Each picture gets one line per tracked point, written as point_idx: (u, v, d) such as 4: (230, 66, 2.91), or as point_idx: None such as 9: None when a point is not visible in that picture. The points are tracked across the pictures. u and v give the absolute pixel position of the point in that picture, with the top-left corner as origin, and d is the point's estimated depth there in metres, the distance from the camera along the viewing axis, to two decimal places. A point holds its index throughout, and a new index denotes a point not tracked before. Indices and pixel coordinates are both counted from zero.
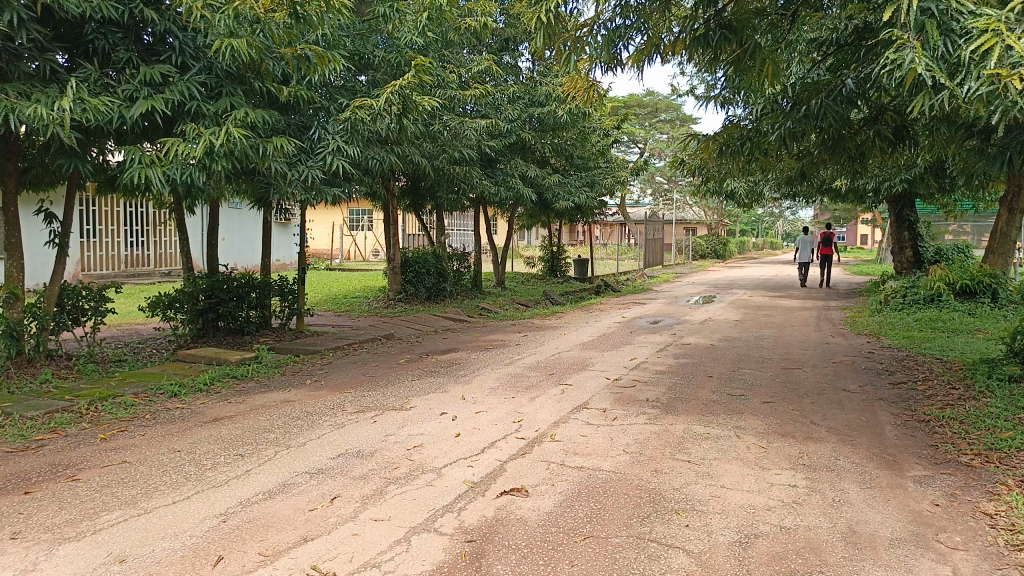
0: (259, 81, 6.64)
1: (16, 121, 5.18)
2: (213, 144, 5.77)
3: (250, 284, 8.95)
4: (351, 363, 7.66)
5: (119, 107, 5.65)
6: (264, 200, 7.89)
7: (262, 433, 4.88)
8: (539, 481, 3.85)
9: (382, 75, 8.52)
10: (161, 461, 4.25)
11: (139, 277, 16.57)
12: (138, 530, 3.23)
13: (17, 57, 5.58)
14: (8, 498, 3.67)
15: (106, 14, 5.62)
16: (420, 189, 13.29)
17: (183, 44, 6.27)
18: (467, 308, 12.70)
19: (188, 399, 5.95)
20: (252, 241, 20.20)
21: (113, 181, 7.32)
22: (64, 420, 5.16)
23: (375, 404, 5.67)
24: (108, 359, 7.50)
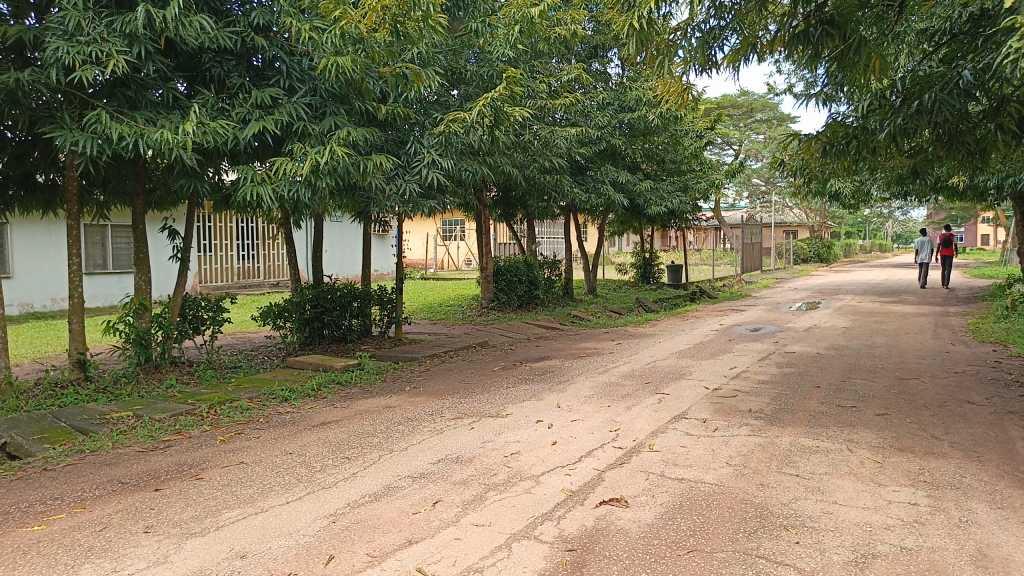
0: (359, 100, 6.93)
1: (144, 146, 5.62)
2: (318, 162, 6.05)
3: (352, 294, 9.29)
4: (448, 370, 7.83)
5: (234, 129, 6.03)
6: (364, 214, 8.19)
7: (367, 437, 5.07)
8: (639, 492, 3.81)
9: (474, 89, 8.66)
10: (274, 463, 4.49)
11: (250, 289, 17.58)
12: (255, 528, 3.43)
13: (144, 87, 6.05)
14: (141, 494, 3.96)
15: (221, 43, 6.02)
16: (512, 198, 13.45)
17: (290, 68, 6.63)
18: (559, 316, 12.76)
19: (298, 403, 6.25)
20: (353, 252, 20.96)
21: (228, 199, 7.79)
22: (188, 422, 5.53)
23: (472, 411, 5.77)
24: (225, 366, 7.98)
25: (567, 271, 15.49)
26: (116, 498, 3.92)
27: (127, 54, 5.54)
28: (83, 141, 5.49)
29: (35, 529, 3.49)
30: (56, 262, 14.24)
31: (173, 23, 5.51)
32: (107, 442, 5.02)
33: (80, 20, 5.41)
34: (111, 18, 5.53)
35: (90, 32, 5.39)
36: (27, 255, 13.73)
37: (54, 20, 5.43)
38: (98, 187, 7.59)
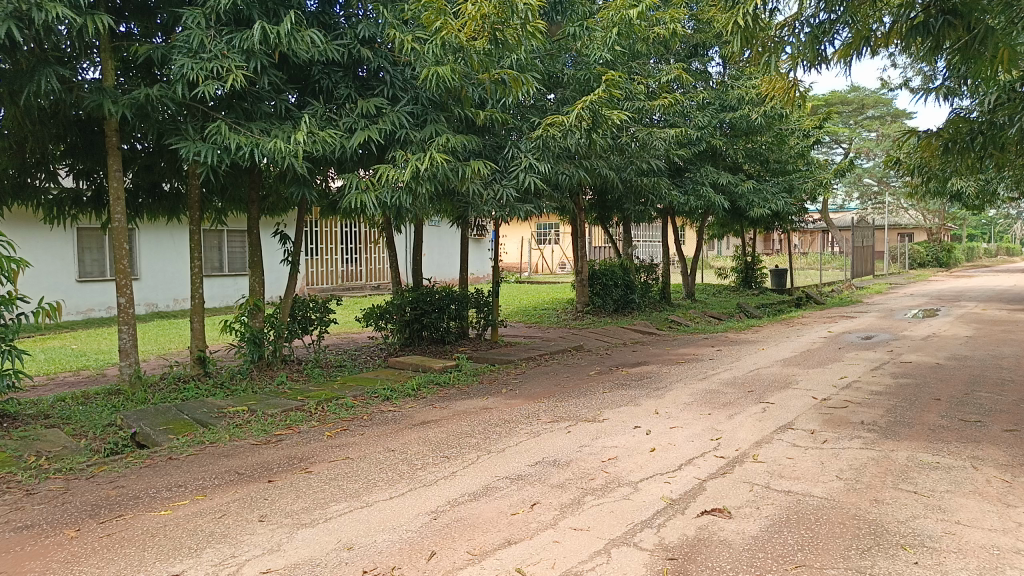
0: (459, 107, 7.07)
1: (259, 155, 5.95)
2: (419, 169, 6.20)
3: (450, 297, 9.47)
4: (544, 374, 7.84)
5: (341, 138, 6.28)
6: (462, 218, 8.35)
7: (466, 437, 5.17)
8: (743, 503, 3.70)
9: (571, 92, 8.63)
10: (378, 459, 4.64)
11: (353, 291, 18.27)
12: (361, 521, 3.56)
13: (259, 99, 6.41)
14: (255, 485, 4.19)
15: (329, 56, 6.30)
16: (608, 201, 13.35)
17: (394, 77, 6.84)
18: (657, 321, 12.55)
19: (399, 402, 6.44)
20: (450, 256, 21.38)
21: (334, 205, 8.11)
22: (298, 418, 5.80)
23: (569, 415, 5.77)
24: (330, 365, 8.32)
25: (664, 275, 15.22)
26: (233, 487, 4.16)
27: (245, 69, 5.88)
28: (204, 151, 5.87)
29: (162, 513, 3.75)
30: (179, 265, 15.27)
31: (286, 38, 5.81)
32: (225, 434, 5.35)
33: (203, 38, 5.78)
34: (231, 36, 5.88)
35: (212, 49, 5.75)
36: (153, 258, 14.79)
37: (180, 38, 5.84)
38: (217, 195, 8.08)
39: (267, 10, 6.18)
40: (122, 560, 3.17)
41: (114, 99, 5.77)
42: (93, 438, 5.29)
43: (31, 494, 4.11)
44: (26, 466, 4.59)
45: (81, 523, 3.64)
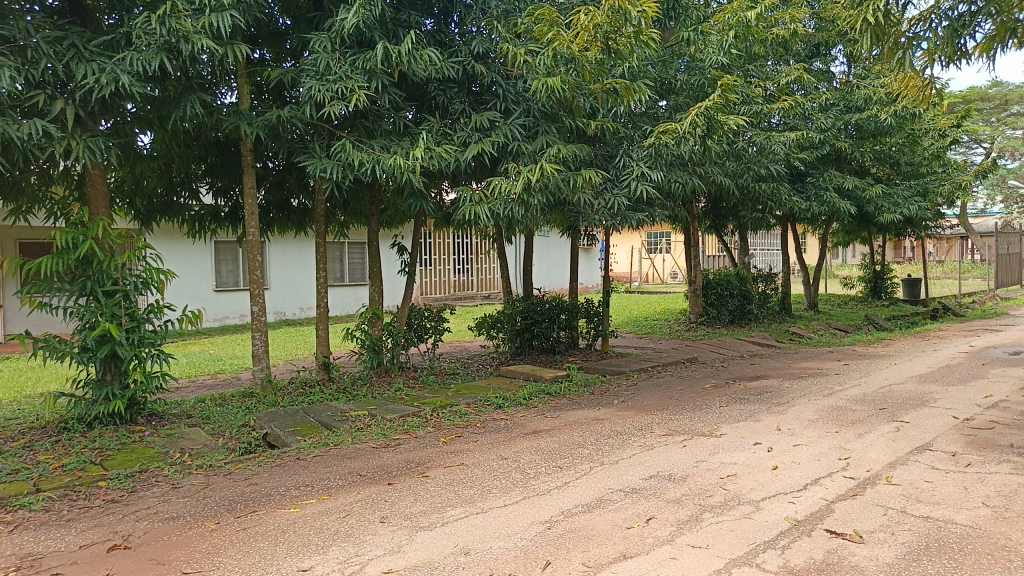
0: (570, 118, 7.09)
1: (380, 171, 6.20)
2: (531, 180, 6.25)
3: (560, 307, 9.48)
4: (657, 386, 7.68)
5: (456, 152, 6.44)
6: (573, 227, 8.36)
7: (579, 447, 5.15)
8: (876, 528, 3.48)
9: (684, 98, 8.46)
10: (492, 467, 4.71)
11: (465, 300, 18.64)
12: (477, 527, 3.62)
13: (380, 117, 6.69)
14: (376, 487, 4.36)
15: (446, 73, 6.50)
16: (722, 208, 12.96)
17: (506, 91, 6.97)
18: (776, 333, 12.04)
19: (510, 411, 6.50)
20: (560, 266, 21.42)
21: (448, 216, 8.33)
22: (414, 424, 5.98)
23: (684, 429, 5.63)
24: (444, 372, 8.53)
25: (784, 285, 14.57)
26: (356, 489, 4.34)
27: (367, 88, 6.16)
28: (330, 168, 6.20)
29: (291, 511, 3.97)
30: (304, 275, 16.15)
31: (406, 57, 6.05)
32: (347, 437, 5.60)
33: (330, 61, 6.11)
34: (355, 57, 6.18)
35: (337, 71, 6.07)
36: (282, 269, 15.72)
37: (309, 62, 6.18)
38: (340, 209, 8.48)
39: (387, 31, 6.46)
40: (256, 553, 3.37)
41: (250, 121, 6.21)
42: (230, 438, 5.67)
43: (177, 488, 4.46)
44: (172, 461, 4.99)
45: (220, 516, 3.91)
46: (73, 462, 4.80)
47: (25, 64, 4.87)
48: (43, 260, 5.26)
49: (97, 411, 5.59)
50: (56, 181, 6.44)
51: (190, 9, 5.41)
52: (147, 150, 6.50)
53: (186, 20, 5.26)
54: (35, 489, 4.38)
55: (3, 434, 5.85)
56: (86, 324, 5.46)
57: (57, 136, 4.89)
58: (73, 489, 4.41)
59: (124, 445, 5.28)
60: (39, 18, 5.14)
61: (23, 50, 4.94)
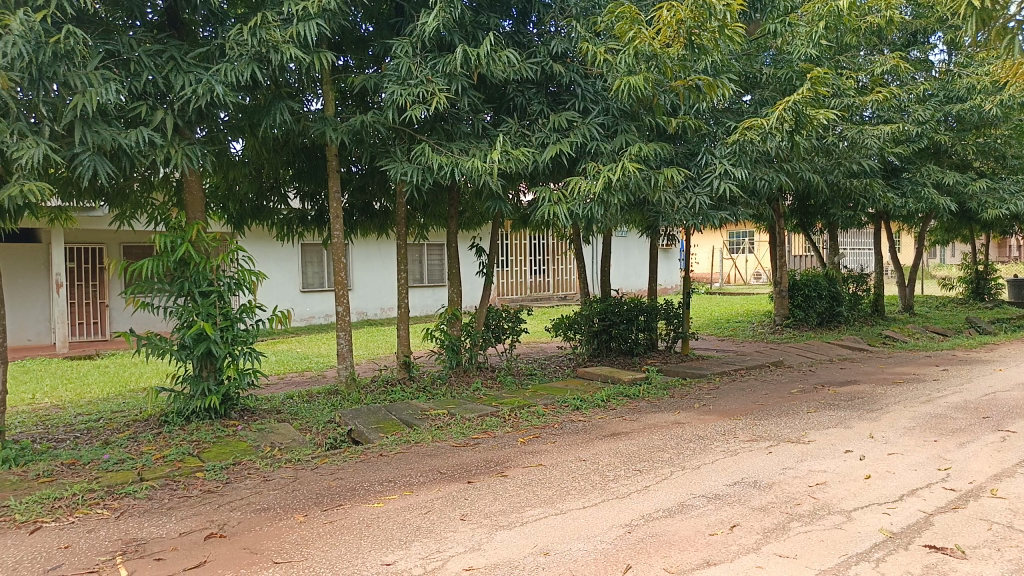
0: (650, 116, 6.99)
1: (460, 173, 6.28)
2: (611, 179, 6.19)
3: (639, 308, 9.35)
4: (740, 390, 7.47)
5: (535, 154, 6.45)
6: (653, 227, 8.25)
7: (659, 451, 5.08)
8: (980, 543, 3.28)
9: (770, 93, 8.21)
10: (570, 468, 4.70)
11: (542, 301, 18.67)
12: (556, 528, 3.62)
13: (459, 120, 6.78)
14: (456, 484, 4.42)
15: (525, 74, 6.53)
16: (810, 206, 12.50)
17: (585, 90, 6.94)
18: (867, 336, 11.53)
19: (588, 413, 6.46)
20: (639, 266, 21.17)
21: (526, 217, 8.36)
22: (493, 423, 6.03)
23: (769, 434, 5.47)
24: (522, 373, 8.57)
25: (877, 287, 13.91)
26: (437, 486, 4.41)
27: (447, 91, 6.26)
28: (411, 171, 6.33)
29: (375, 505, 4.07)
30: (386, 276, 16.54)
31: (485, 60, 6.12)
32: (428, 435, 5.69)
33: (411, 66, 6.22)
34: (435, 61, 6.29)
35: (418, 76, 6.18)
36: (364, 270, 16.15)
37: (391, 67, 6.32)
38: (421, 211, 8.64)
39: (467, 34, 6.54)
40: (342, 546, 3.48)
41: (335, 127, 6.41)
42: (316, 433, 5.87)
43: (267, 480, 4.65)
44: (263, 455, 5.20)
45: (308, 509, 4.05)
46: (173, 454, 5.08)
47: (129, 77, 5.18)
48: (146, 263, 5.59)
49: (194, 406, 5.89)
50: (157, 187, 6.83)
51: (279, 20, 5.63)
52: (239, 157, 6.80)
53: (275, 30, 5.48)
54: (139, 478, 4.66)
55: (110, 425, 6.26)
56: (183, 323, 5.76)
57: (158, 144, 5.19)
58: (173, 480, 4.67)
59: (219, 439, 5.55)
60: (141, 33, 5.44)
61: (127, 64, 5.25)
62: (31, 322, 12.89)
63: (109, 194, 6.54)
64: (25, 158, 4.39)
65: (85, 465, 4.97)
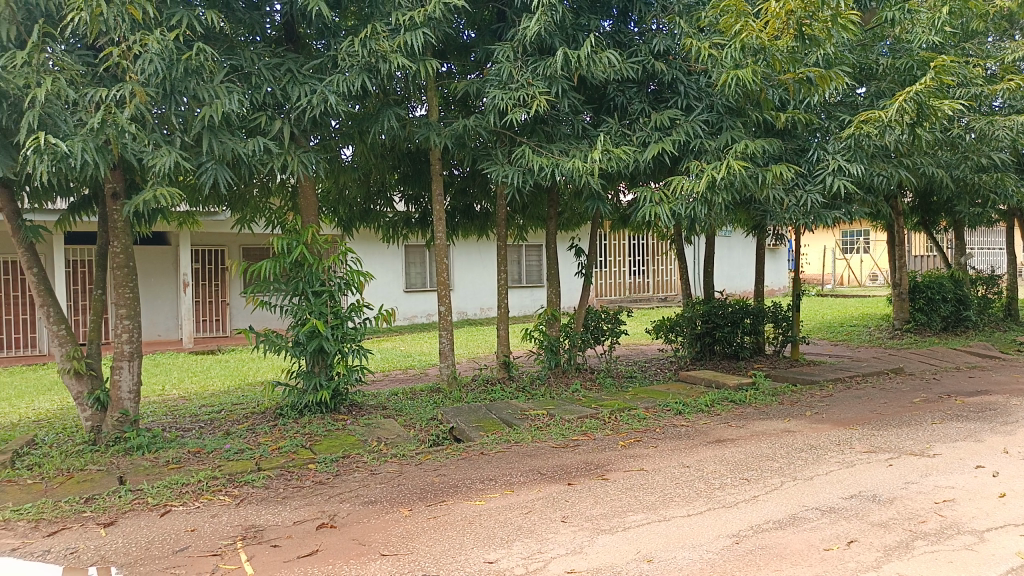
0: (757, 111, 6.73)
1: (560, 174, 6.27)
2: (715, 178, 6.00)
3: (745, 310, 9.05)
4: (855, 398, 7.08)
5: (636, 153, 6.36)
6: (760, 227, 7.96)
7: (767, 459, 4.88)
8: None
9: (888, 84, 7.75)
10: (674, 474, 4.60)
11: (641, 302, 18.41)
12: (660, 535, 3.55)
13: (559, 121, 6.78)
14: (557, 486, 4.42)
15: (626, 73, 6.44)
16: (932, 203, 11.70)
17: (688, 88, 6.77)
18: (1000, 342, 10.66)
19: (692, 418, 6.30)
20: (743, 267, 20.49)
21: (626, 218, 8.25)
22: (593, 425, 5.99)
23: (888, 446, 5.15)
24: (621, 375, 8.47)
25: (1010, 289, 12.85)
26: (537, 486, 4.42)
27: (548, 93, 6.27)
28: (511, 173, 6.39)
29: (477, 503, 4.13)
30: (486, 277, 16.77)
31: (586, 61, 6.09)
32: (527, 435, 5.72)
33: (512, 70, 6.26)
34: (536, 64, 6.31)
35: (520, 79, 6.22)
36: (465, 271, 16.44)
37: (493, 72, 6.38)
38: (520, 213, 8.69)
39: (568, 36, 6.53)
40: (446, 542, 3.55)
41: (438, 132, 6.56)
42: (420, 430, 6.02)
43: (374, 474, 4.80)
44: (370, 449, 5.38)
45: (413, 504, 4.16)
46: (288, 445, 5.34)
47: (250, 89, 5.50)
48: (264, 264, 5.89)
49: (307, 400, 6.18)
50: (274, 193, 7.20)
51: (387, 30, 5.81)
52: (348, 162, 7.08)
53: (384, 40, 5.65)
54: (257, 467, 4.93)
55: (232, 417, 6.66)
56: (298, 320, 6.03)
57: (275, 152, 5.47)
58: (287, 470, 4.91)
59: (329, 432, 5.79)
60: (261, 47, 5.75)
61: (248, 77, 5.56)
62: (161, 319, 13.91)
63: (230, 200, 6.96)
64: (158, 166, 4.71)
65: (209, 453, 5.30)
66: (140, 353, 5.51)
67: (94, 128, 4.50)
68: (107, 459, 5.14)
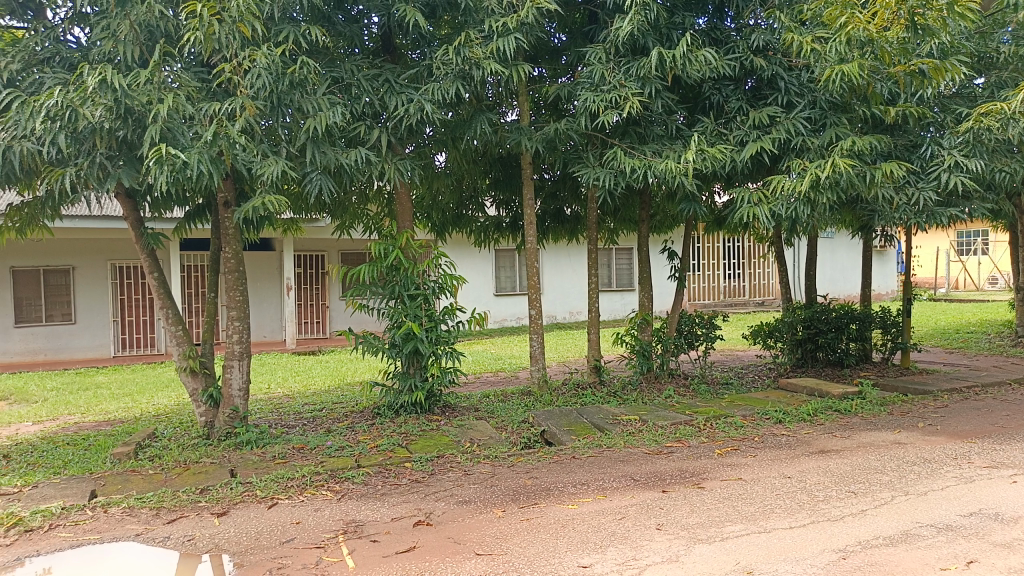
0: (864, 107, 6.40)
1: (654, 176, 6.17)
2: (819, 177, 5.75)
3: (850, 315, 8.61)
4: (975, 409, 6.60)
5: (732, 153, 6.18)
6: (866, 227, 7.57)
7: (876, 473, 4.63)
8: None
9: (1010, 73, 7.21)
10: (774, 484, 4.43)
11: (737, 307, 17.85)
12: (760, 546, 3.43)
13: (652, 122, 6.68)
14: (651, 493, 4.34)
15: (722, 71, 6.27)
16: None
17: (789, 84, 6.53)
18: None
19: (793, 427, 6.06)
20: (847, 270, 19.53)
21: (721, 219, 8.03)
22: (687, 432, 5.85)
23: (1013, 461, 4.78)
24: (717, 382, 8.24)
25: None
26: (631, 492, 4.37)
27: (641, 94, 6.19)
28: (603, 176, 6.35)
29: (570, 507, 4.12)
30: (576, 280, 16.72)
31: (681, 60, 5.97)
32: (620, 440, 5.65)
33: (604, 72, 6.23)
34: (629, 65, 6.25)
35: (612, 81, 6.17)
36: (555, 275, 16.44)
37: (585, 75, 6.37)
38: (612, 216, 8.62)
39: (661, 36, 6.43)
40: (539, 544, 3.56)
41: (529, 136, 6.59)
42: (512, 432, 6.05)
43: (468, 475, 4.87)
44: (464, 450, 5.46)
45: (506, 505, 4.19)
46: (385, 444, 5.50)
47: (351, 100, 5.71)
48: (362, 268, 6.09)
49: (403, 400, 6.35)
50: (372, 200, 7.43)
51: (481, 37, 5.89)
52: (442, 168, 7.23)
53: (477, 48, 5.72)
54: (356, 464, 5.10)
55: (333, 415, 6.92)
56: (394, 323, 6.19)
57: (374, 161, 5.65)
58: (385, 468, 5.06)
59: (424, 432, 5.92)
60: (361, 59, 5.97)
61: (349, 88, 5.77)
62: (267, 321, 14.65)
63: (331, 207, 7.24)
64: (266, 176, 4.97)
65: (312, 450, 5.52)
66: (249, 353, 5.80)
67: (208, 140, 4.79)
68: (219, 453, 5.45)
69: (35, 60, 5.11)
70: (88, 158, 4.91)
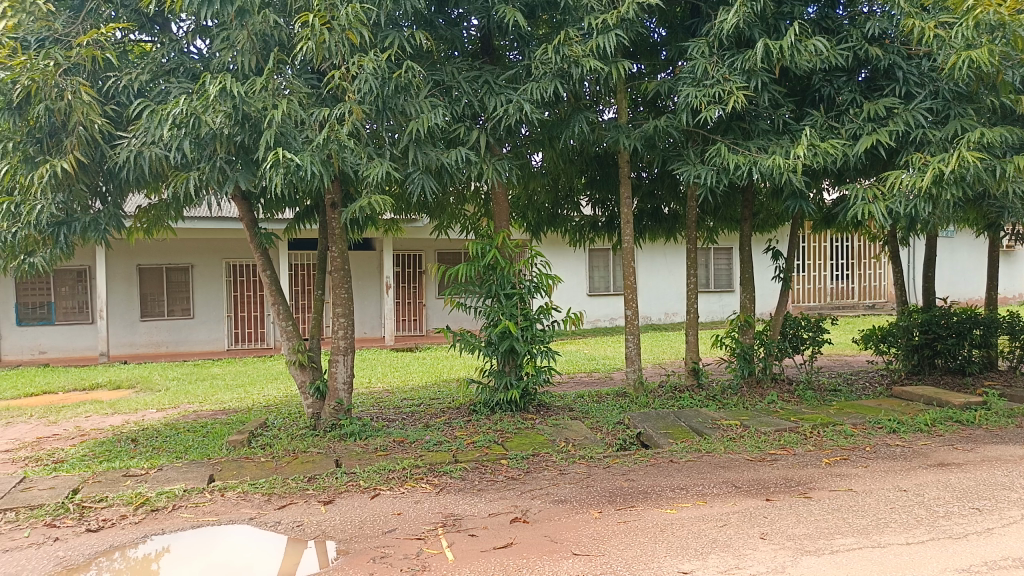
0: (993, 96, 5.91)
1: (759, 172, 5.94)
2: (943, 172, 5.36)
3: (973, 320, 8.03)
4: None
5: (845, 147, 5.88)
6: (993, 225, 7.03)
7: (1004, 489, 4.29)
8: None
9: None
10: (888, 497, 4.19)
11: (845, 310, 16.97)
12: (874, 562, 3.26)
13: (757, 116, 6.44)
14: (753, 501, 4.20)
15: (834, 62, 5.99)
16: None
17: (908, 73, 6.16)
18: None
19: (908, 437, 5.71)
20: (969, 272, 18.20)
21: (830, 217, 7.67)
22: (792, 439, 5.62)
23: None
24: (824, 388, 7.85)
25: None
26: (732, 499, 4.23)
27: (746, 88, 5.99)
28: (704, 173, 6.20)
29: (668, 511, 4.04)
30: (673, 281, 16.41)
31: (789, 51, 5.72)
32: (720, 445, 5.50)
33: (707, 66, 6.05)
34: (733, 58, 6.05)
35: (715, 75, 5.99)
36: (651, 275, 16.20)
37: (686, 70, 6.23)
38: (712, 215, 8.40)
39: (768, 27, 6.20)
40: (638, 547, 3.51)
41: (628, 134, 6.52)
42: (607, 433, 6.00)
43: (564, 474, 4.86)
44: (559, 449, 5.46)
45: (602, 506, 4.16)
46: (482, 441, 5.57)
47: (451, 102, 5.82)
48: (461, 267, 6.18)
49: (498, 398, 6.41)
50: (470, 200, 7.55)
51: (580, 35, 5.87)
52: (538, 168, 7.26)
53: (576, 46, 5.70)
54: (454, 459, 5.20)
55: (431, 411, 7.07)
56: (491, 322, 6.26)
57: (474, 161, 5.73)
58: (482, 464, 5.12)
59: (519, 430, 5.95)
60: (461, 61, 6.07)
61: (449, 90, 5.89)
62: (369, 318, 15.16)
63: (431, 207, 7.41)
64: (372, 177, 5.14)
65: (412, 443, 5.67)
66: (353, 348, 6.02)
67: (319, 143, 5.01)
68: (325, 443, 5.68)
69: (162, 71, 5.49)
70: (209, 162, 5.22)
